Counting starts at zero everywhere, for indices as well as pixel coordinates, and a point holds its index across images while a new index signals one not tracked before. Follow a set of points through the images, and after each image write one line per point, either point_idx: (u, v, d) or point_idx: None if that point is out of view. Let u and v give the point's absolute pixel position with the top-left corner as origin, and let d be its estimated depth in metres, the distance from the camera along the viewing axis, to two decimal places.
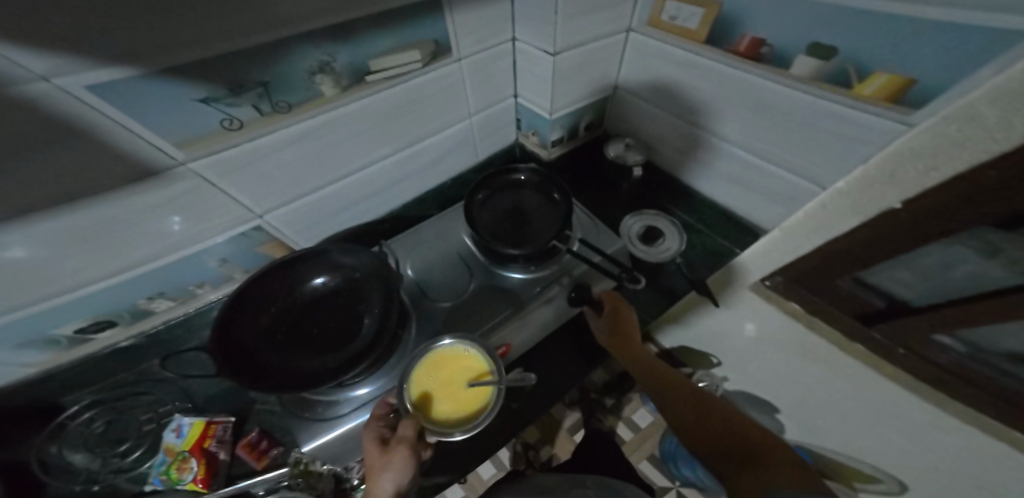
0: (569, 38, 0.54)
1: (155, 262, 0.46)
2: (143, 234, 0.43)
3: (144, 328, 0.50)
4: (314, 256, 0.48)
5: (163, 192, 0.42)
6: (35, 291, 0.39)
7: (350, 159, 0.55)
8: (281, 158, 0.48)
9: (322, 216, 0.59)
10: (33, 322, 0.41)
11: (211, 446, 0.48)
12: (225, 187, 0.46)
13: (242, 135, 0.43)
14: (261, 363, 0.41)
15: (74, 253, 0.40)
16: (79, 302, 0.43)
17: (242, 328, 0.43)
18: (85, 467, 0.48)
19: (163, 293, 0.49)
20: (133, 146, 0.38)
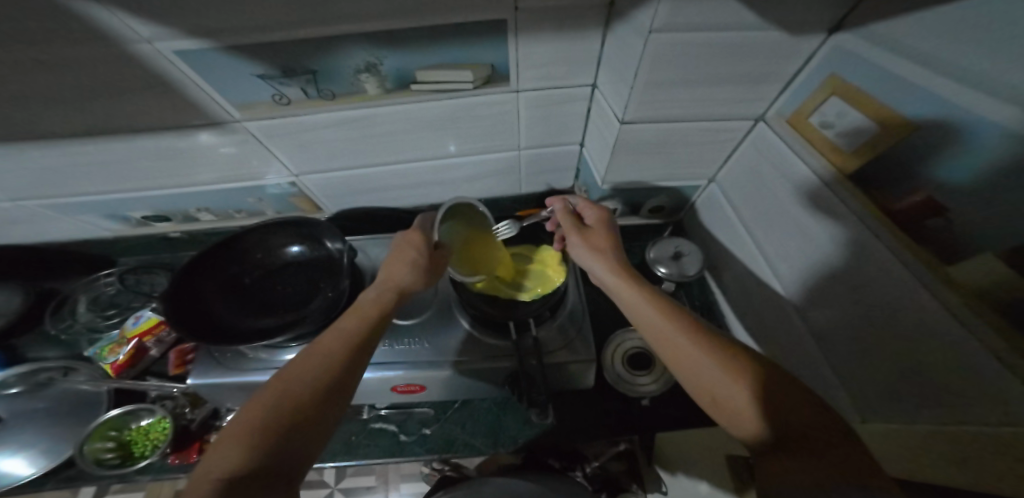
0: (647, 110, 0.45)
1: (199, 188, 0.59)
2: (193, 169, 0.55)
3: (190, 227, 0.67)
4: (289, 228, 0.58)
5: (224, 137, 0.50)
6: (116, 183, 0.56)
7: (390, 153, 0.56)
8: (324, 137, 0.51)
9: (355, 190, 0.63)
10: (115, 201, 0.60)
11: (148, 341, 0.59)
12: (269, 146, 0.51)
13: (289, 110, 0.46)
14: (212, 316, 0.50)
15: (137, 169, 0.54)
16: (163, 196, 0.60)
17: (207, 279, 0.53)
18: (76, 317, 0.67)
19: (208, 208, 0.63)
20: (203, 98, 0.44)
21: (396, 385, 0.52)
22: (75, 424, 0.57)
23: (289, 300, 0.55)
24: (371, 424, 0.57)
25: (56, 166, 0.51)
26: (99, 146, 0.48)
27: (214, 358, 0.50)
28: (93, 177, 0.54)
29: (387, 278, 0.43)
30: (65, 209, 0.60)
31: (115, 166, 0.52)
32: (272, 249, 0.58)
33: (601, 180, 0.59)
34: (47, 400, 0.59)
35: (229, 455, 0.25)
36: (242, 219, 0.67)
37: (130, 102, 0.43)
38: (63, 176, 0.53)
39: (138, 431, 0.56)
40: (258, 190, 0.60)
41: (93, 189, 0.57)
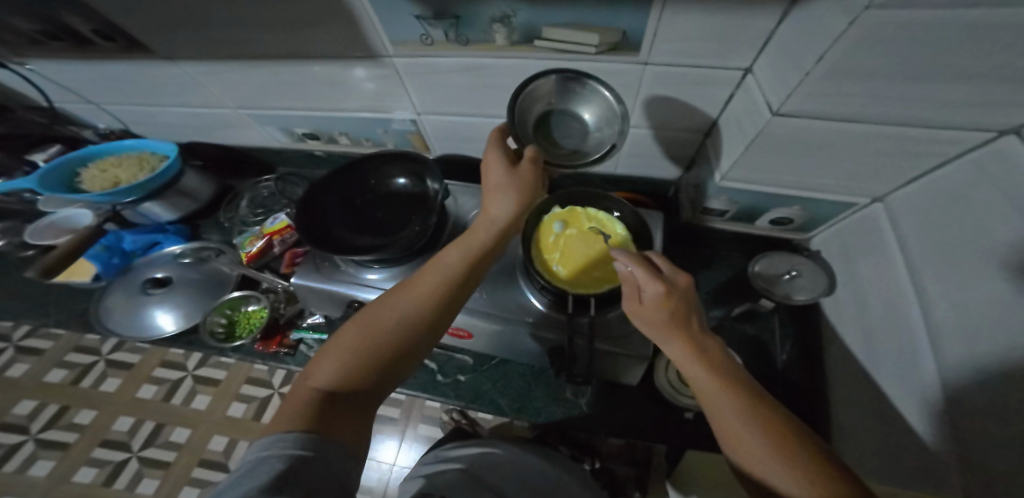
0: (811, 103, 0.37)
1: (343, 114, 0.70)
2: (344, 97, 0.65)
3: (331, 148, 0.81)
4: (400, 161, 0.64)
5: (375, 71, 0.58)
6: (291, 100, 0.69)
7: (501, 109, 0.59)
8: (449, 81, 0.55)
9: (461, 138, 0.68)
10: (288, 116, 0.74)
11: (275, 239, 0.72)
12: (405, 82, 0.58)
13: (430, 51, 0.51)
14: (322, 223, 0.59)
15: (306, 90, 0.66)
16: (319, 116, 0.72)
17: (327, 193, 0.62)
18: (239, 210, 0.83)
19: (347, 134, 0.75)
20: (370, 33, 0.51)
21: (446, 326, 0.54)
22: (203, 298, 0.69)
23: (383, 225, 0.61)
24: None
25: (259, 81, 0.66)
26: (289, 66, 0.61)
27: (315, 264, 0.59)
28: (279, 92, 0.68)
29: (495, 221, 0.42)
30: (256, 119, 0.77)
31: (294, 85, 0.65)
32: (384, 177, 0.66)
33: (720, 175, 0.52)
34: (197, 275, 0.71)
35: (329, 372, 0.30)
36: (369, 148, 0.78)
37: (317, 31, 0.53)
38: (260, 89, 0.68)
39: (244, 313, 0.69)
40: (384, 123, 0.69)
41: (278, 104, 0.71)
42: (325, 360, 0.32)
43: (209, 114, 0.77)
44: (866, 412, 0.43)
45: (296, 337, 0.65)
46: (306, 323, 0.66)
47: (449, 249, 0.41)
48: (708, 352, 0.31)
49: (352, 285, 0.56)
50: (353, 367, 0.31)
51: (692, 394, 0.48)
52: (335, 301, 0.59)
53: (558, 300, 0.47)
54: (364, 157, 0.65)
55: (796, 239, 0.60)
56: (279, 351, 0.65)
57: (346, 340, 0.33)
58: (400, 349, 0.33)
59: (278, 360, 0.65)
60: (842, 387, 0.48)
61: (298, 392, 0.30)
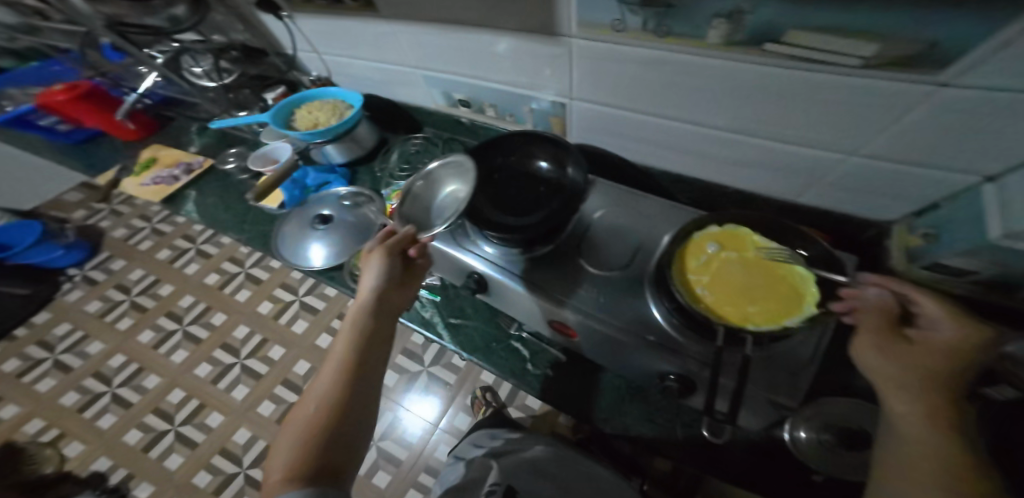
0: None
1: (498, 87, 0.69)
2: (502, 70, 0.65)
3: (470, 116, 0.82)
4: (550, 144, 0.61)
5: (546, 49, 0.56)
6: (451, 68, 0.72)
7: (673, 107, 0.53)
8: (625, 70, 0.51)
9: (608, 129, 0.64)
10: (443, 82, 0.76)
11: (415, 199, 0.77)
12: (575, 64, 0.55)
13: (616, 37, 0.47)
14: (465, 192, 0.61)
15: (471, 60, 0.67)
16: (470, 85, 0.74)
17: (476, 162, 0.64)
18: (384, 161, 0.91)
19: (491, 105, 0.75)
20: (558, 10, 0.49)
21: (552, 322, 0.55)
22: (355, 241, 0.74)
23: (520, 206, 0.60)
24: (509, 337, 0.63)
25: (428, 45, 0.69)
26: (463, 34, 0.62)
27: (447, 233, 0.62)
28: (446, 59, 0.70)
29: (382, 298, 0.50)
30: (410, 80, 0.82)
31: (459, 53, 0.67)
32: (532, 155, 0.64)
33: (993, 232, 0.34)
34: (352, 219, 0.75)
35: (288, 457, 0.37)
36: (507, 123, 0.78)
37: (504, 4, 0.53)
38: (427, 53, 0.71)
39: None
40: (532, 101, 0.68)
41: (439, 69, 0.74)
42: (276, 455, 0.39)
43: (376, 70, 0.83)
44: None
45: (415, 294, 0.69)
46: (424, 283, 0.70)
47: (350, 325, 0.48)
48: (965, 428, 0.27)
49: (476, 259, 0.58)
50: (313, 444, 0.38)
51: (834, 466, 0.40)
52: (457, 268, 0.62)
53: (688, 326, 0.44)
54: (508, 133, 0.65)
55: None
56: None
57: (288, 433, 0.40)
58: (348, 414, 0.41)
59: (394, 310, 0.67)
60: None
61: (270, 484, 0.36)
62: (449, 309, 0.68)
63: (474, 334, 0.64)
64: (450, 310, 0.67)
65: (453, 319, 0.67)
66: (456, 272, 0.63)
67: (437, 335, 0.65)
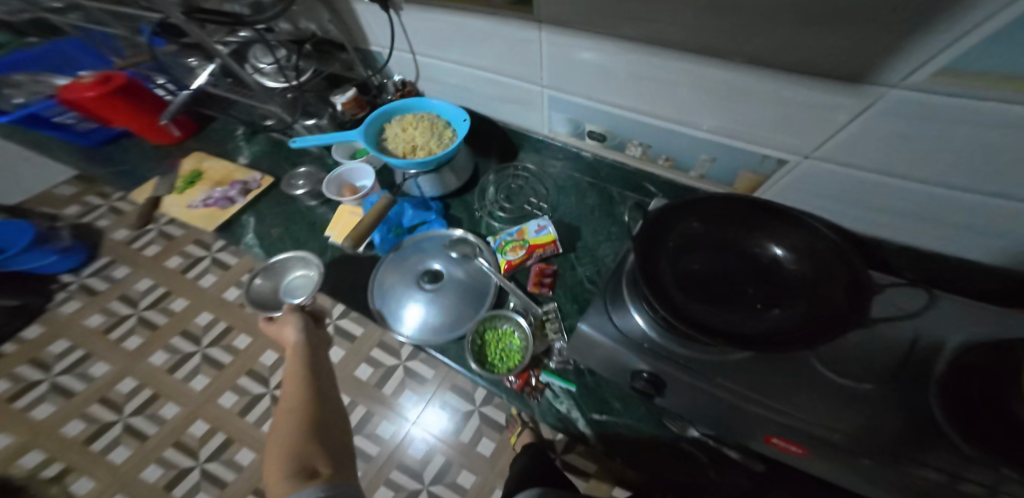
0: None
1: (674, 126, 0.53)
2: (700, 109, 0.49)
3: (603, 153, 0.66)
4: (799, 225, 0.42)
5: (818, 93, 0.39)
6: (612, 95, 0.55)
7: (994, 194, 0.37)
8: (960, 143, 0.35)
9: (834, 197, 0.48)
10: (588, 109, 0.59)
11: (535, 253, 0.62)
12: (859, 122, 0.38)
13: (999, 101, 0.30)
14: (657, 249, 0.43)
15: (654, 90, 0.50)
16: (631, 119, 0.57)
17: (679, 215, 0.46)
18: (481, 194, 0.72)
19: (648, 146, 0.59)
20: (914, 50, 0.31)
21: (768, 435, 0.38)
22: (470, 304, 0.60)
23: (728, 293, 0.41)
24: (681, 441, 0.46)
25: (590, 62, 0.52)
26: (667, 58, 0.45)
27: (607, 305, 0.47)
28: (614, 83, 0.52)
29: (308, 349, 0.56)
30: (533, 102, 0.64)
31: (641, 79, 0.50)
32: (763, 231, 0.45)
33: None
34: (465, 274, 0.62)
35: (287, 468, 0.41)
36: (658, 167, 0.61)
37: (776, 28, 0.35)
38: (582, 72, 0.54)
39: (502, 330, 0.59)
40: (727, 150, 0.51)
41: (591, 95, 0.56)
42: (268, 471, 0.41)
43: (485, 80, 0.65)
44: None
45: (545, 379, 0.52)
46: (554, 364, 0.54)
47: (289, 377, 0.53)
48: None
49: (635, 342, 0.43)
50: (299, 455, 0.42)
51: None
52: (619, 367, 0.46)
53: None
54: (702, 195, 0.47)
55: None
56: (526, 391, 0.51)
57: (272, 457, 0.42)
58: (323, 423, 0.47)
59: (525, 401, 0.51)
60: None
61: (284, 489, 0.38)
62: (590, 400, 0.51)
63: (629, 436, 0.47)
64: (592, 400, 0.51)
65: (596, 413, 0.50)
66: (613, 370, 0.47)
67: (582, 440, 0.48)
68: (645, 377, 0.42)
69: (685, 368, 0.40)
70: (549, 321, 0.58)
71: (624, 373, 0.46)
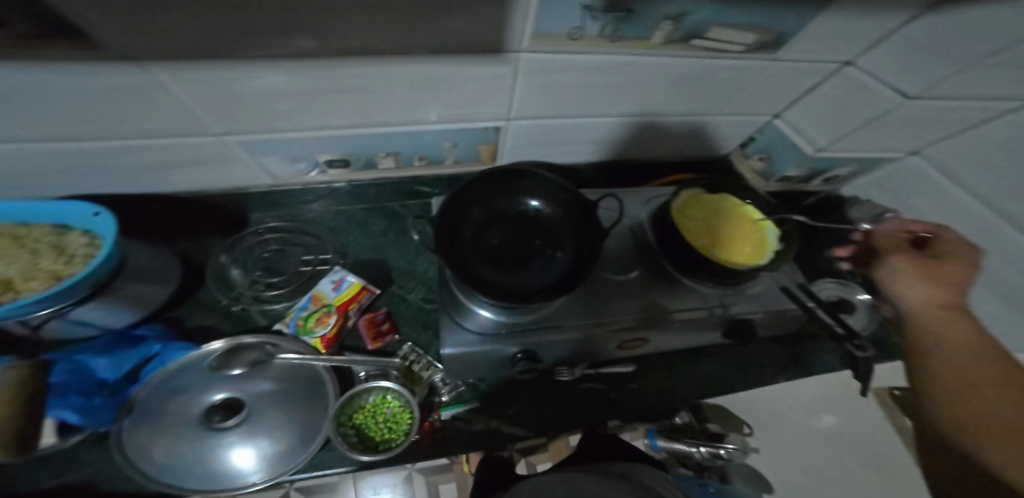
0: (944, 91, 0.43)
1: (406, 127, 0.50)
2: (415, 107, 0.47)
3: (357, 177, 0.57)
4: (546, 181, 0.49)
5: (480, 74, 0.43)
6: (318, 120, 0.45)
7: (605, 106, 0.55)
8: (570, 79, 0.48)
9: (542, 142, 0.60)
10: (305, 142, 0.48)
11: (351, 311, 0.52)
12: (518, 82, 0.46)
13: (574, 46, 0.42)
14: (456, 250, 0.43)
15: (359, 103, 0.44)
16: (360, 137, 0.50)
17: (458, 208, 0.46)
18: (236, 282, 0.55)
19: (396, 154, 0.54)
20: (509, 21, 0.37)
21: (619, 345, 0.51)
22: (306, 404, 0.45)
23: (525, 256, 0.47)
24: (576, 382, 0.53)
25: (240, 108, 0.41)
26: (345, 67, 0.38)
27: (453, 319, 0.46)
28: (308, 108, 0.43)
29: None
30: (224, 158, 0.48)
31: (325, 102, 0.43)
32: (522, 191, 0.50)
33: (815, 147, 0.58)
34: (273, 380, 0.46)
35: None
36: (418, 169, 0.59)
37: (400, 35, 0.36)
38: (249, 112, 0.41)
39: (369, 406, 0.46)
40: (458, 133, 0.53)
41: (293, 125, 0.45)
42: None
43: (124, 155, 0.43)
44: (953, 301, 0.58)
45: (449, 415, 0.47)
46: (448, 397, 0.48)
47: None
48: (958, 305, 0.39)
49: (491, 337, 0.45)
50: None
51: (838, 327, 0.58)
52: (488, 362, 0.48)
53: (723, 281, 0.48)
54: (467, 182, 0.47)
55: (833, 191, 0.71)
56: (438, 440, 0.46)
57: None
58: None
59: (442, 451, 0.45)
60: None
61: None
62: (496, 403, 0.50)
63: (542, 407, 0.51)
64: (497, 400, 0.50)
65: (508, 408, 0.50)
66: (492, 367, 0.49)
67: (512, 441, 0.47)
68: (519, 358, 0.46)
69: (528, 327, 0.46)
70: (414, 363, 0.50)
71: (495, 362, 0.48)
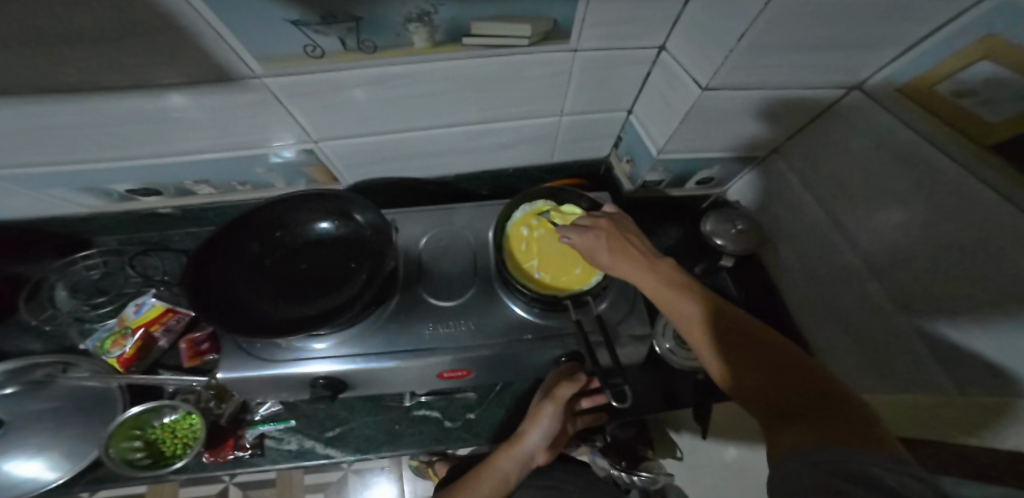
0: (737, 75, 0.38)
1: (194, 156, 0.51)
2: (193, 135, 0.48)
3: (180, 203, 0.60)
4: (344, 202, 0.49)
5: (236, 97, 0.42)
6: (95, 153, 0.48)
7: (425, 118, 0.52)
8: (356, 96, 0.45)
9: (379, 158, 0.58)
10: (99, 175, 0.52)
11: (155, 331, 0.53)
12: (289, 105, 0.44)
13: (323, 64, 0.39)
14: (226, 287, 0.43)
15: (120, 133, 0.46)
16: (152, 168, 0.53)
17: (240, 242, 0.46)
18: (67, 304, 0.61)
19: (205, 180, 0.56)
20: (213, 48, 0.35)
21: (441, 372, 0.50)
22: (82, 426, 0.51)
23: (317, 283, 0.47)
24: (410, 409, 0.54)
25: (21, 129, 0.42)
26: (75, 102, 0.40)
27: (241, 348, 0.45)
28: (74, 142, 0.45)
29: None
30: (29, 189, 0.52)
31: (84, 133, 0.44)
32: (317, 211, 0.50)
33: (657, 150, 0.54)
34: (47, 401, 0.52)
35: None
36: (245, 192, 0.61)
37: (118, 55, 0.35)
38: (18, 143, 0.44)
39: (165, 426, 0.51)
40: (266, 159, 0.54)
41: (82, 158, 0.49)
42: None
43: None
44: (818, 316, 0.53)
45: (257, 432, 0.50)
46: (261, 416, 0.51)
47: None
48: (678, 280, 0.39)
49: (292, 366, 0.45)
50: None
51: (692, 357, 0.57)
52: (289, 386, 0.47)
53: (538, 302, 0.47)
54: (250, 210, 0.47)
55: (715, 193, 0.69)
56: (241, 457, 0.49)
57: None
58: None
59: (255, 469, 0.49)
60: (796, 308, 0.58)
61: None
62: (315, 424, 0.52)
63: (367, 432, 0.52)
64: (315, 422, 0.52)
65: (331, 430, 0.52)
66: (301, 392, 0.49)
67: (321, 461, 0.50)
68: (322, 385, 0.46)
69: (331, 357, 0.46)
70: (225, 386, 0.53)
71: (297, 390, 0.48)
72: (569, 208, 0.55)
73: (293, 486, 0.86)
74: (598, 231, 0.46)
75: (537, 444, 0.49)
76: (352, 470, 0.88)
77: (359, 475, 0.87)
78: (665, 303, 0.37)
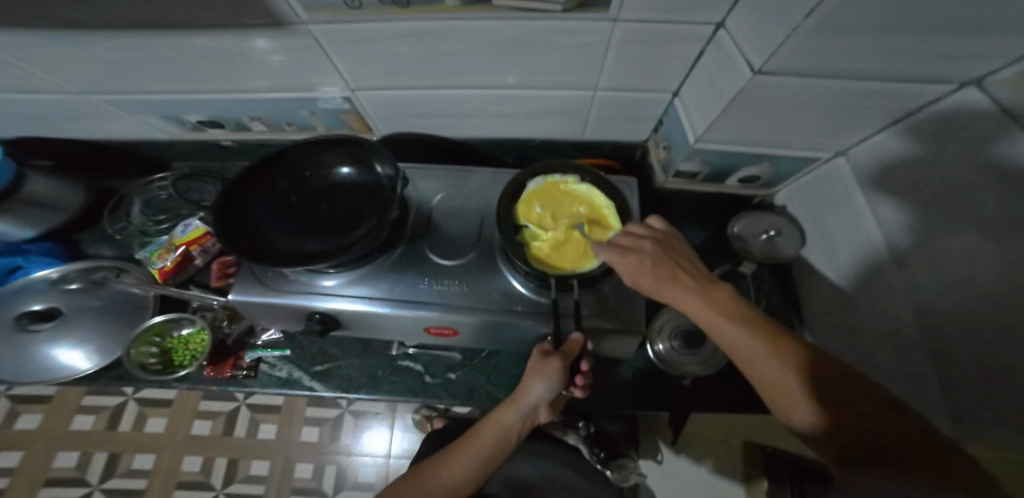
0: (793, 58, 0.34)
1: (254, 96, 0.59)
2: (252, 75, 0.54)
3: (240, 137, 0.70)
4: (369, 153, 0.55)
5: (287, 42, 0.47)
6: (178, 83, 0.57)
7: (456, 78, 0.53)
8: (391, 50, 0.47)
9: (409, 113, 0.61)
10: (180, 104, 0.61)
11: (194, 250, 0.64)
12: (331, 53, 0.48)
13: (360, 15, 0.42)
14: (253, 216, 0.50)
15: (195, 68, 0.53)
16: (217, 102, 0.61)
17: (271, 178, 0.54)
18: (135, 218, 0.75)
19: (259, 118, 0.65)
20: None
21: (428, 327, 0.52)
22: (124, 321, 0.64)
23: (330, 222, 0.52)
24: (394, 359, 0.59)
25: (121, 58, 0.51)
26: (160, 35, 0.47)
27: (256, 275, 0.52)
28: (161, 71, 0.54)
29: None
30: (127, 108, 0.63)
31: (168, 64, 0.52)
32: (340, 158, 0.56)
33: (694, 138, 0.50)
34: (100, 299, 0.66)
35: None
36: (292, 132, 0.68)
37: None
38: (119, 68, 0.53)
39: (180, 338, 0.64)
40: (311, 103, 0.60)
41: (170, 87, 0.58)
42: None
43: (57, 102, 0.60)
44: (852, 347, 0.47)
45: (254, 356, 0.59)
46: (261, 342, 0.60)
47: None
48: (735, 309, 0.36)
49: (296, 296, 0.50)
50: None
51: (688, 366, 0.54)
52: (290, 315, 0.53)
53: (528, 274, 0.47)
54: (286, 151, 0.55)
55: (763, 195, 0.63)
56: (236, 374, 0.58)
57: None
58: None
59: (251, 387, 0.57)
60: (828, 336, 0.52)
61: None
62: (307, 358, 0.60)
63: (351, 372, 0.58)
64: (308, 355, 0.59)
65: (318, 365, 0.59)
66: (299, 322, 0.54)
67: (305, 391, 0.57)
68: (317, 319, 0.51)
69: (332, 295, 0.51)
70: (237, 313, 0.64)
71: (296, 319, 0.54)
72: (578, 187, 0.52)
73: (297, 407, 0.96)
74: (644, 254, 0.40)
75: (543, 397, 0.42)
76: (350, 411, 0.95)
77: (355, 417, 0.94)
78: (722, 332, 0.34)
